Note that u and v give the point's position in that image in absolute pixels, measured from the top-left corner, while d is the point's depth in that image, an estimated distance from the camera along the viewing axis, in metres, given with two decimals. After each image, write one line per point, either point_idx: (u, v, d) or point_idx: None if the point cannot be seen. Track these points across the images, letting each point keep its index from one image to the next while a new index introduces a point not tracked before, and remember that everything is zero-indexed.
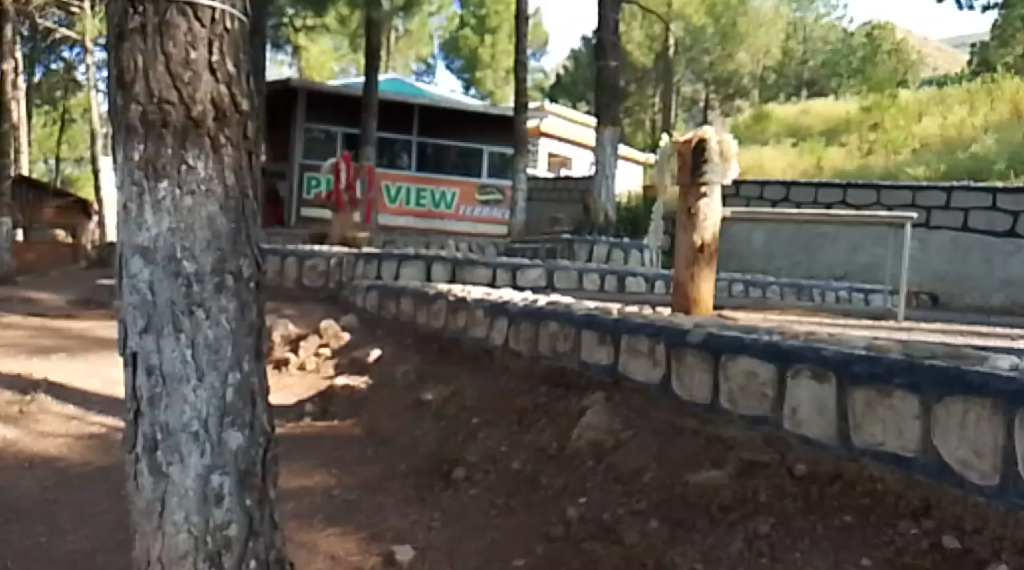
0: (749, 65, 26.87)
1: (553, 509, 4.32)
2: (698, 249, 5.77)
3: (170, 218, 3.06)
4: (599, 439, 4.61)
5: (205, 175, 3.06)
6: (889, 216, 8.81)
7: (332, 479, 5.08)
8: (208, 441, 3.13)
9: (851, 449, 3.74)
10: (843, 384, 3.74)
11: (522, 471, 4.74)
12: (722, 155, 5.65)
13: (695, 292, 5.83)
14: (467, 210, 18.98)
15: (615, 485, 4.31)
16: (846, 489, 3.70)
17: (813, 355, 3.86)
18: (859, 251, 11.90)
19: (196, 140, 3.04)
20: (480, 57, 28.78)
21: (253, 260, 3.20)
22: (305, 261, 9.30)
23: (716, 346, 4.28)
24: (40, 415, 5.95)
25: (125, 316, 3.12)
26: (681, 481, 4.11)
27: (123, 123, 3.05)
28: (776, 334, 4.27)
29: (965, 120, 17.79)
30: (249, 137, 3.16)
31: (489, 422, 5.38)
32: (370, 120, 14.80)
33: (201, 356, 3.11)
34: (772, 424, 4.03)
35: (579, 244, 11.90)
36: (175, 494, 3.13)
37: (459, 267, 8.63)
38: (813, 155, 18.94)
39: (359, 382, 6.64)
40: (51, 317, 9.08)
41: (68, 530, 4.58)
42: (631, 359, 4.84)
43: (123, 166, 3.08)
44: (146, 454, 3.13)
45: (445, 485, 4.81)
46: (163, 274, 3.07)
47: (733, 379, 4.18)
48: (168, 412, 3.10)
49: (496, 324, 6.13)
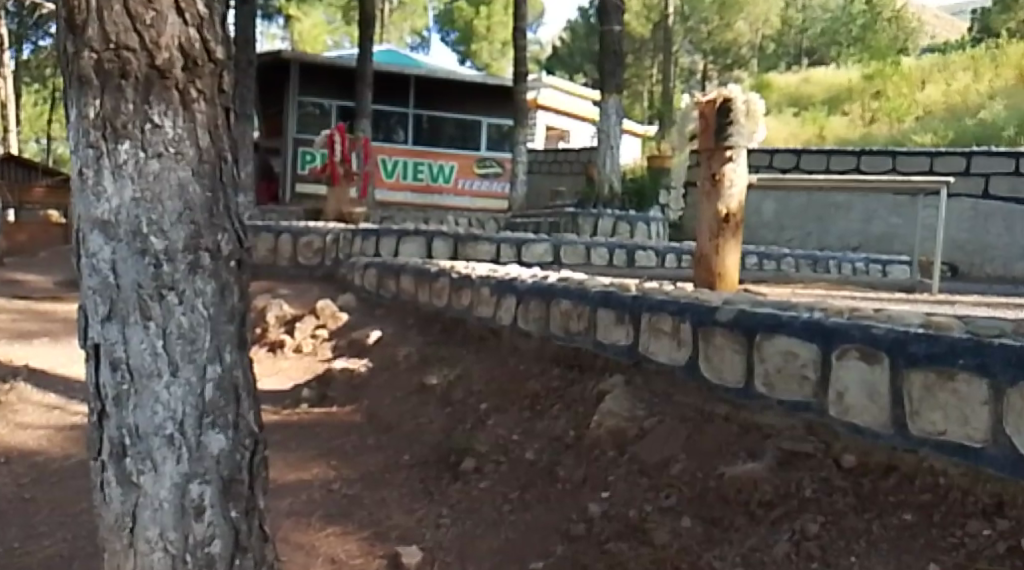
0: (748, 34, 26.05)
1: (574, 506, 3.94)
2: (723, 218, 5.39)
3: (134, 185, 2.67)
4: (620, 427, 4.22)
5: (174, 135, 2.67)
6: (919, 180, 8.41)
7: (331, 472, 4.70)
8: (185, 445, 2.75)
9: (907, 439, 3.35)
10: (897, 365, 3.36)
11: (537, 462, 4.36)
12: (749, 116, 5.28)
13: (719, 265, 5.42)
14: (466, 184, 18.59)
15: (640, 478, 3.93)
16: (903, 484, 3.32)
17: (862, 334, 3.47)
18: (874, 221, 11.68)
19: (162, 93, 2.65)
20: (475, 29, 27.98)
21: (235, 235, 2.80)
22: (300, 238, 8.86)
23: (750, 324, 3.89)
24: (18, 405, 5.57)
25: (85, 302, 2.73)
26: (715, 473, 3.73)
27: (75, 74, 2.65)
28: (817, 311, 3.88)
29: (969, 86, 17.41)
30: (227, 89, 2.76)
31: (498, 408, 5.01)
32: (366, 93, 14.33)
33: (175, 348, 2.72)
34: (815, 411, 3.66)
35: (582, 218, 11.48)
36: (148, 507, 2.75)
37: (461, 242, 8.18)
38: (814, 124, 18.54)
39: (358, 365, 6.27)
40: (37, 300, 8.68)
41: (43, 534, 4.19)
42: (654, 339, 4.43)
43: (77, 126, 2.69)
44: (114, 461, 2.75)
45: (453, 478, 4.43)
46: (127, 252, 2.68)
47: (770, 361, 3.80)
48: (138, 413, 2.72)
49: (504, 303, 5.73)
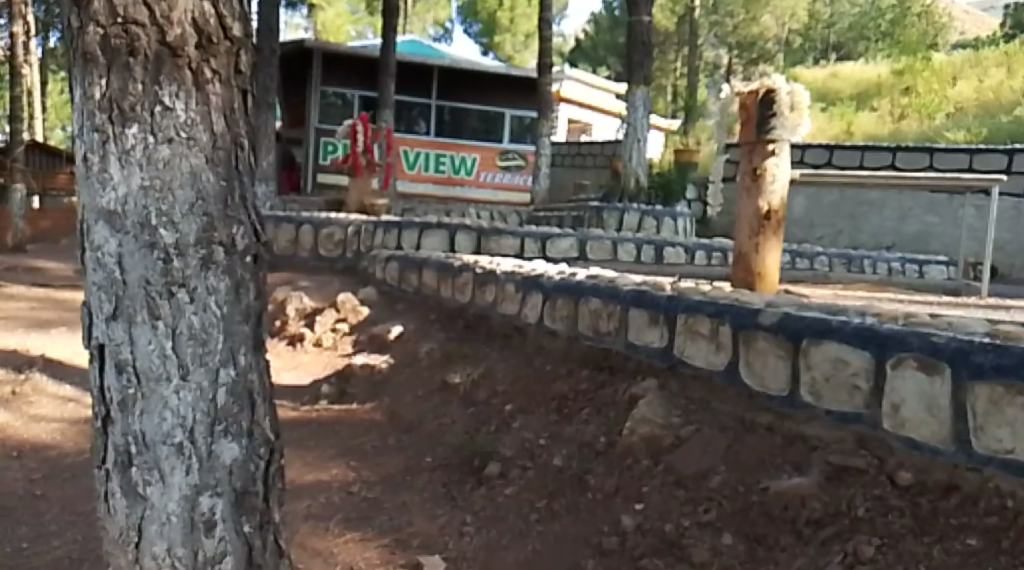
0: (775, 28, 25.28)
1: (606, 517, 3.72)
2: (764, 215, 5.17)
3: (142, 172, 2.47)
4: (655, 434, 3.99)
5: (186, 118, 2.47)
6: (970, 178, 8.09)
7: (350, 473, 4.50)
8: (195, 455, 2.55)
9: (969, 457, 3.13)
10: (960, 377, 3.13)
11: (566, 469, 4.14)
12: (792, 108, 5.09)
13: (760, 265, 5.19)
14: (488, 176, 18.38)
15: (677, 490, 3.71)
16: (965, 506, 3.10)
17: (920, 343, 3.24)
18: (909, 219, 12.03)
19: (174, 73, 2.45)
20: (499, 22, 27.61)
21: (252, 228, 2.59)
22: (320, 229, 8.63)
23: (797, 329, 3.67)
24: (34, 397, 5.38)
25: (90, 298, 2.54)
26: (758, 488, 3.51)
27: (79, 50, 2.45)
28: (869, 317, 3.65)
29: (1002, 83, 17.29)
30: (244, 69, 2.55)
31: (524, 411, 4.80)
32: (389, 83, 14.13)
33: (185, 350, 2.52)
34: (868, 424, 3.43)
35: (607, 212, 11.23)
36: (155, 520, 2.55)
37: (485, 236, 7.95)
38: (843, 119, 18.23)
39: (379, 361, 6.07)
40: (55, 288, 8.48)
41: (53, 534, 3.98)
42: (689, 341, 4.21)
43: (81, 107, 2.49)
44: (118, 471, 2.55)
45: (477, 483, 4.23)
46: (134, 246, 2.48)
47: (817, 367, 3.57)
48: (145, 419, 2.52)
49: (529, 300, 5.51)
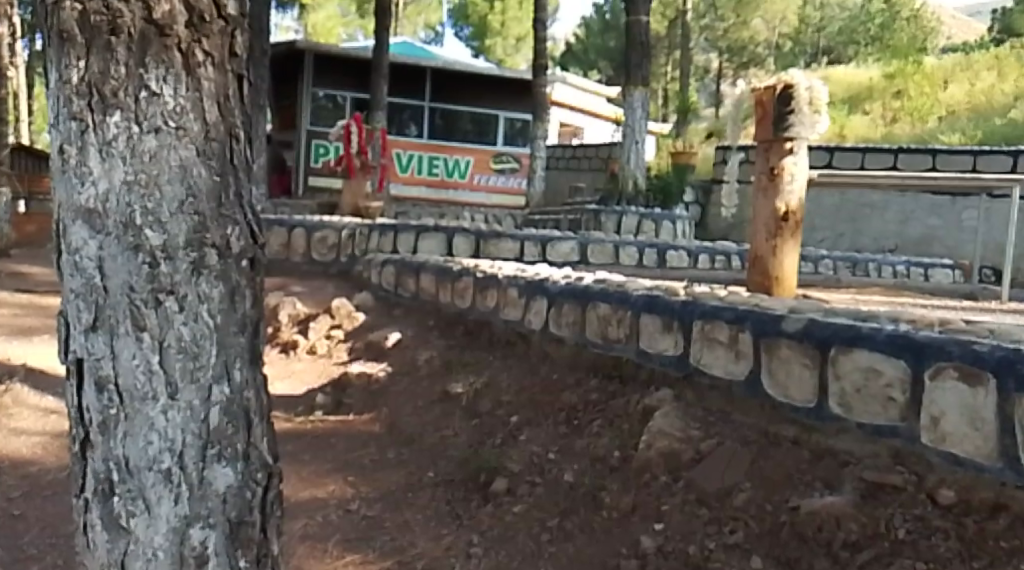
0: (765, 32, 24.89)
1: (623, 537, 3.50)
2: (782, 216, 5.00)
3: (125, 166, 2.24)
4: (673, 449, 3.77)
5: (175, 105, 2.24)
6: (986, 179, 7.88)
7: (348, 489, 4.27)
8: (186, 482, 2.32)
9: (1018, 474, 2.91)
10: (1006, 389, 2.91)
11: (578, 484, 3.91)
12: (812, 105, 4.85)
13: (776, 269, 5.03)
14: (482, 179, 18.18)
15: (699, 508, 3.48)
16: (1016, 528, 2.89)
17: (960, 351, 3.04)
18: (912, 222, 11.85)
19: (161, 54, 2.22)
20: (489, 25, 27.19)
21: (247, 228, 2.36)
22: (313, 233, 8.40)
23: (824, 336, 3.46)
24: (14, 409, 5.13)
25: (67, 307, 2.31)
26: (787, 507, 3.29)
27: (55, 28, 2.22)
28: (901, 323, 3.44)
29: (993, 87, 17.21)
30: (239, 52, 2.32)
31: (531, 422, 4.57)
32: (381, 84, 13.88)
33: (173, 364, 2.30)
34: (904, 438, 3.22)
35: (605, 215, 11.01)
36: (139, 555, 2.32)
37: (484, 239, 7.74)
38: (834, 122, 18.02)
39: (376, 369, 5.84)
40: (41, 295, 8.19)
41: (32, 558, 3.74)
42: (707, 349, 3.99)
43: (58, 92, 2.26)
44: (99, 501, 2.33)
45: (483, 500, 3.99)
46: (117, 248, 2.25)
47: (847, 378, 3.36)
48: (129, 443, 2.29)
49: (533, 306, 5.29)
